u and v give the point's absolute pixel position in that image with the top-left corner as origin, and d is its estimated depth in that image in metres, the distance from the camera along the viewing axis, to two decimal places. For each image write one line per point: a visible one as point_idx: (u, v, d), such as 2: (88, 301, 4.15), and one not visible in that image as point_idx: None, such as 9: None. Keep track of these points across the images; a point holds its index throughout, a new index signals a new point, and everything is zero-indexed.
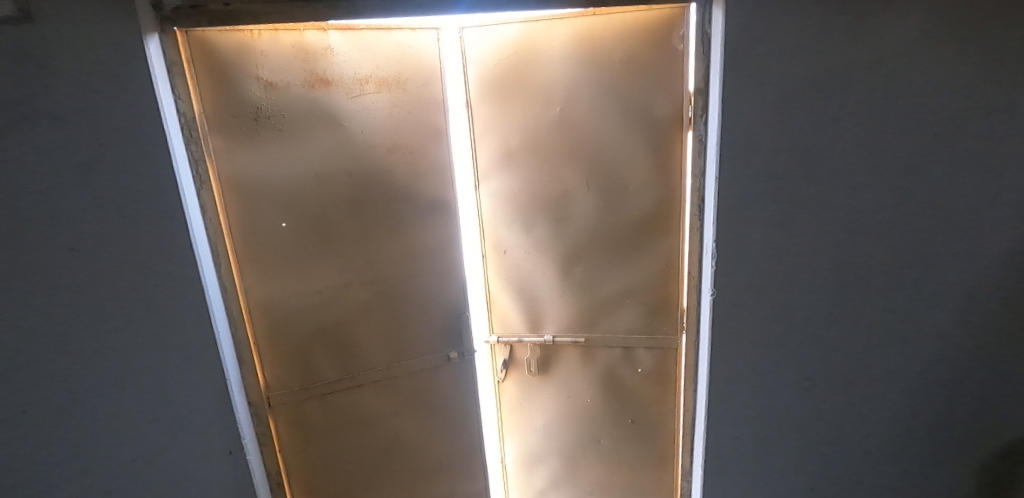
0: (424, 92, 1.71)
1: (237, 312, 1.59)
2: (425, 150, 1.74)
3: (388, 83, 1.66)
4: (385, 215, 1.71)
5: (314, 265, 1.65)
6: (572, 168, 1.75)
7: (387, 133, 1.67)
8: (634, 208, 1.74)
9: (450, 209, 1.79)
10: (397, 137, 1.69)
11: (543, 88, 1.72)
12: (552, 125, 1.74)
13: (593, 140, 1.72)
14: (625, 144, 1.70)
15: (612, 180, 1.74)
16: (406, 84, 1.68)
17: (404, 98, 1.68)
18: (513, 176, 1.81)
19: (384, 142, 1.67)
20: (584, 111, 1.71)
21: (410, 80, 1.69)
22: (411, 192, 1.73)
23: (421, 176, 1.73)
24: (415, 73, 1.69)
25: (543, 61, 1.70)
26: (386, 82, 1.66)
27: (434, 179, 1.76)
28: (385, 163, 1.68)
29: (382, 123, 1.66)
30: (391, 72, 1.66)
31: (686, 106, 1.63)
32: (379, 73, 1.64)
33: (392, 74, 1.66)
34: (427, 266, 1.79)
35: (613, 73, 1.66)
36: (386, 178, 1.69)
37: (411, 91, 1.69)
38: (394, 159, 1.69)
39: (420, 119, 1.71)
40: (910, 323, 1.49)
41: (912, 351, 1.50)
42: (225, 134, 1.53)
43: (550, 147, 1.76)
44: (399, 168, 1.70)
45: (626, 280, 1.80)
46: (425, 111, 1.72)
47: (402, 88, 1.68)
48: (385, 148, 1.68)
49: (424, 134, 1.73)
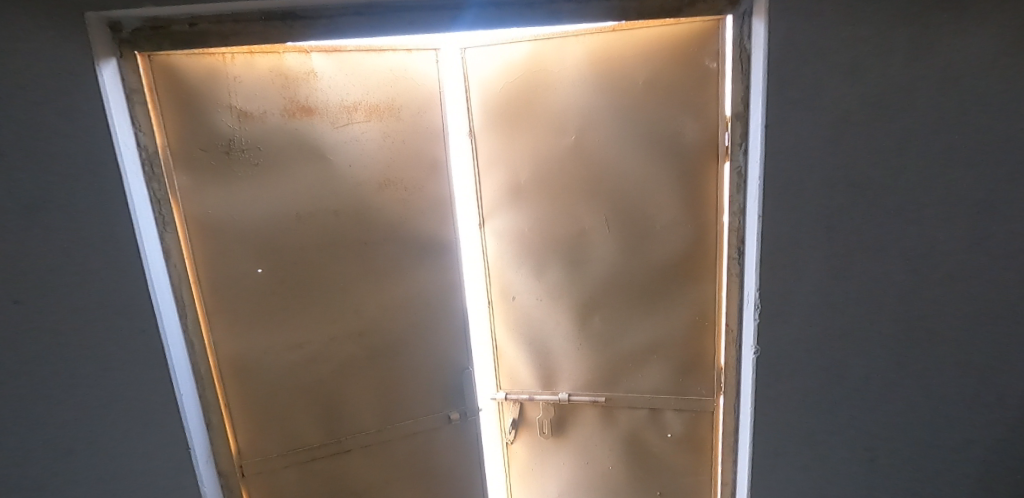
0: (421, 120, 1.52)
1: (205, 370, 1.41)
2: (423, 185, 1.54)
3: (378, 111, 1.47)
4: (376, 259, 1.51)
5: (293, 315, 1.47)
6: (589, 206, 1.53)
7: (378, 167, 1.48)
8: (659, 251, 1.51)
9: (450, 250, 1.59)
10: (389, 171, 1.50)
11: (554, 115, 1.51)
12: (565, 155, 1.52)
13: (613, 173, 1.50)
14: (649, 177, 1.48)
15: (635, 219, 1.51)
16: (400, 112, 1.49)
17: (397, 127, 1.49)
18: (522, 215, 1.59)
19: (374, 177, 1.48)
20: (602, 140, 1.49)
21: (405, 107, 1.50)
22: (405, 233, 1.53)
23: (417, 215, 1.54)
24: (410, 99, 1.50)
25: (554, 84, 1.49)
26: (377, 109, 1.47)
27: (432, 218, 1.55)
28: (375, 201, 1.49)
29: (371, 155, 1.47)
30: (383, 98, 1.47)
31: (722, 133, 1.41)
32: (369, 100, 1.46)
33: (384, 101, 1.47)
34: (424, 315, 1.58)
35: (635, 97, 1.45)
36: (376, 217, 1.50)
37: (406, 120, 1.50)
38: (386, 196, 1.50)
39: (416, 151, 1.52)
40: (989, 386, 1.25)
41: (992, 419, 1.26)
42: (193, 170, 1.35)
43: (564, 180, 1.53)
44: (391, 206, 1.50)
45: (652, 332, 1.56)
46: (422, 141, 1.52)
47: (395, 116, 1.49)
48: (376, 184, 1.48)
49: (421, 168, 1.53)
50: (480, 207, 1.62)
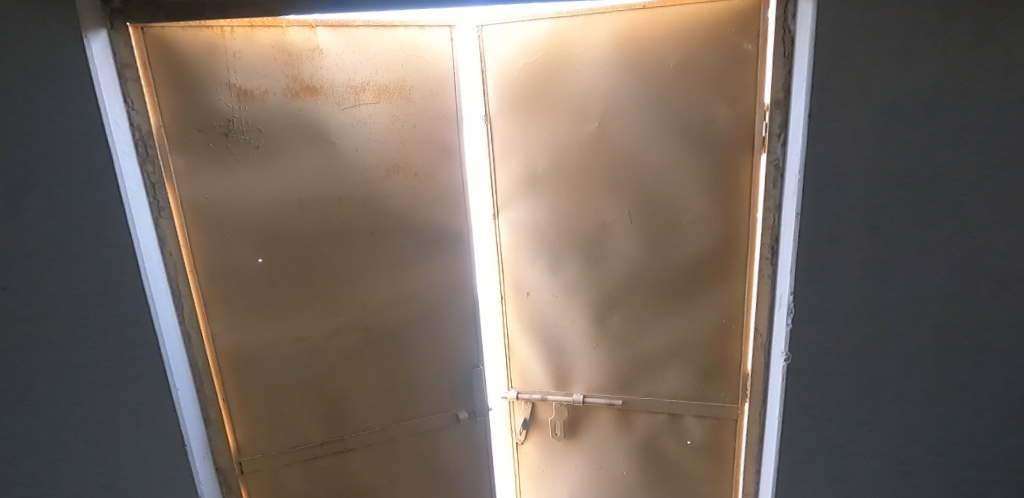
0: (432, 102, 1.42)
1: (203, 362, 1.34)
2: (434, 172, 1.44)
3: (387, 92, 1.37)
4: (382, 249, 1.43)
5: (294, 307, 1.39)
6: (610, 199, 1.43)
7: (386, 152, 1.39)
8: (685, 249, 1.41)
9: (461, 241, 1.49)
10: (398, 157, 1.40)
11: (576, 99, 1.40)
12: (587, 143, 1.41)
13: (638, 164, 1.39)
14: (677, 169, 1.38)
15: (660, 214, 1.41)
16: (411, 94, 1.39)
17: (408, 110, 1.39)
18: (539, 207, 1.48)
19: (382, 162, 1.39)
20: (627, 127, 1.38)
21: (417, 88, 1.40)
22: (414, 223, 1.44)
23: (428, 203, 1.44)
24: (422, 79, 1.40)
25: (577, 66, 1.38)
26: (386, 90, 1.37)
27: (444, 208, 1.46)
28: (383, 188, 1.40)
29: (378, 139, 1.38)
30: (392, 78, 1.37)
31: (758, 123, 1.31)
32: (378, 80, 1.36)
33: (394, 81, 1.37)
34: (433, 310, 1.50)
35: (664, 81, 1.35)
36: (383, 205, 1.40)
37: (417, 102, 1.40)
38: (394, 183, 1.41)
39: (428, 135, 1.42)
40: None
41: None
42: (189, 152, 1.26)
43: (585, 169, 1.43)
44: (400, 193, 1.41)
45: (675, 335, 1.46)
46: (434, 125, 1.42)
47: (405, 98, 1.39)
48: (384, 170, 1.39)
49: (432, 154, 1.43)
50: (494, 197, 1.52)
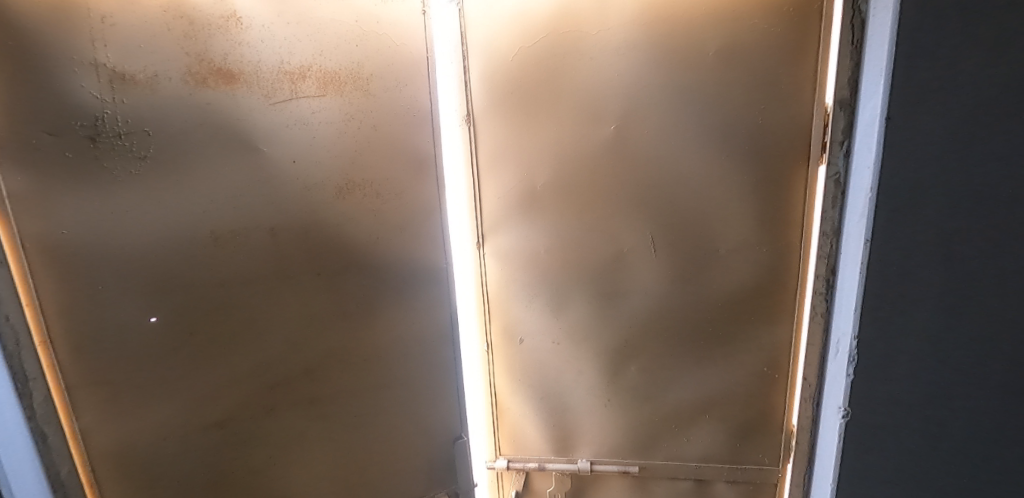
0: (397, 96, 1.05)
1: (67, 473, 0.90)
2: (402, 190, 1.08)
3: (335, 81, 0.99)
4: (333, 296, 1.05)
5: (208, 383, 0.98)
6: (629, 222, 1.13)
7: (335, 163, 1.01)
8: (722, 284, 1.13)
9: (439, 278, 1.15)
10: (352, 171, 1.02)
11: (588, 95, 1.09)
12: (601, 151, 1.11)
13: (666, 178, 1.10)
14: (714, 184, 1.09)
15: (692, 241, 1.12)
16: (369, 84, 1.02)
17: (364, 106, 1.02)
18: (538, 233, 1.17)
19: (331, 178, 1.01)
20: (651, 131, 1.09)
21: (376, 77, 1.03)
22: (376, 259, 1.07)
23: (395, 232, 1.08)
24: (383, 64, 1.03)
25: (590, 52, 1.07)
26: (334, 79, 0.99)
27: (416, 237, 1.10)
28: (333, 214, 1.02)
29: (325, 146, 1.00)
30: (342, 62, 0.99)
31: (817, 127, 1.05)
32: (321, 64, 0.98)
33: (345, 67, 1.00)
34: (402, 370, 1.14)
35: (698, 73, 1.06)
36: (336, 237, 1.03)
37: (378, 95, 1.03)
38: (349, 206, 1.03)
39: (393, 140, 1.05)
40: None
41: None
42: (32, 166, 0.82)
43: (599, 185, 1.12)
44: (357, 220, 1.04)
45: (705, 386, 1.19)
46: (401, 127, 1.06)
47: (359, 89, 1.01)
48: (336, 188, 1.01)
49: (399, 166, 1.07)
50: (478, 220, 1.19)
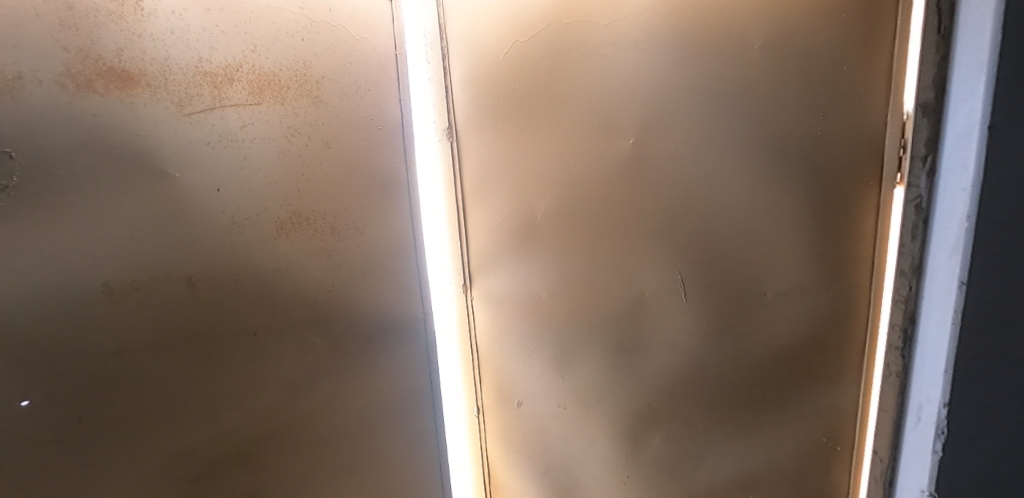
0: (356, 104, 0.84)
1: None
2: (362, 221, 0.87)
3: (274, 85, 0.77)
4: (272, 362, 0.81)
5: (109, 485, 0.71)
6: (645, 258, 0.90)
7: (273, 192, 0.79)
8: (767, 337, 0.89)
9: (410, 329, 0.94)
10: (296, 199, 0.81)
11: (599, 101, 0.87)
12: (612, 171, 0.88)
13: (699, 204, 0.87)
14: (760, 212, 0.85)
15: (729, 283, 0.88)
16: (317, 88, 0.81)
17: (314, 116, 0.81)
18: (536, 272, 0.95)
19: (269, 210, 0.79)
20: (680, 146, 0.85)
21: (328, 80, 0.82)
22: (329, 311, 0.85)
23: (356, 275, 0.87)
24: (337, 62, 0.82)
25: (601, 47, 0.85)
26: (272, 82, 0.77)
27: (383, 280, 0.90)
28: (270, 256, 0.79)
29: (261, 169, 0.78)
30: (282, 60, 0.78)
31: (892, 139, 0.79)
32: (254, 62, 0.76)
33: (287, 66, 0.78)
34: (366, 447, 0.91)
35: (742, 71, 0.81)
36: (275, 286, 0.80)
37: (330, 102, 0.82)
38: (294, 244, 0.81)
39: (351, 160, 0.85)
40: None
41: None
42: None
43: (612, 213, 0.90)
44: (305, 263, 0.82)
45: (749, 465, 0.94)
46: (362, 145, 0.86)
47: (306, 95, 0.80)
48: (278, 224, 0.80)
49: (358, 192, 0.86)
50: (464, 254, 0.98)
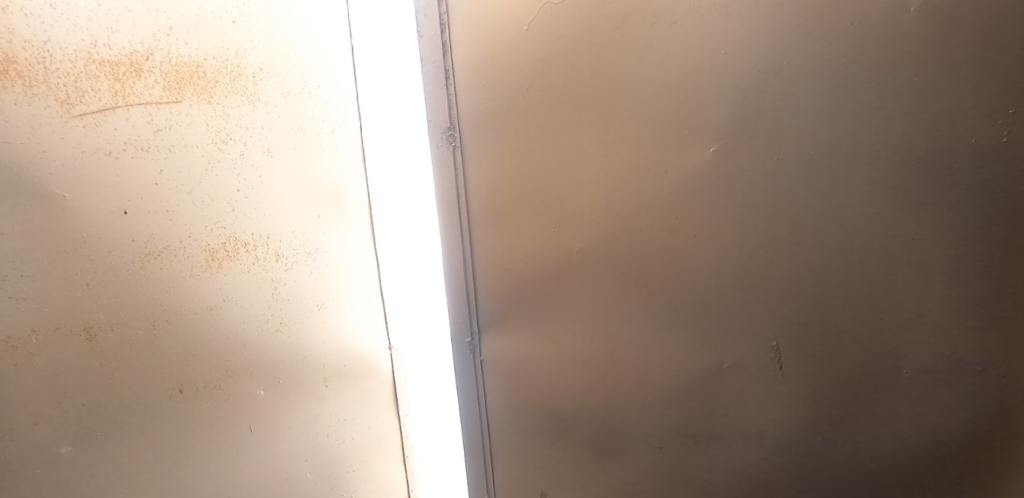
0: (303, 101, 0.64)
1: None
2: (319, 245, 0.66)
3: (196, 78, 0.54)
4: (206, 452, 0.53)
5: None
6: (725, 315, 0.61)
7: (203, 218, 0.54)
8: (904, 442, 0.57)
9: (375, 367, 0.73)
10: (233, 222, 0.57)
11: (666, 90, 0.58)
12: (679, 186, 0.59)
13: (810, 242, 0.57)
14: (906, 256, 0.55)
15: (855, 360, 0.58)
16: (252, 83, 0.59)
17: (250, 119, 0.58)
18: (577, 333, 0.66)
19: (196, 236, 0.54)
20: (786, 154, 0.56)
21: (266, 73, 0.60)
22: (286, 375, 0.61)
23: (309, 310, 0.65)
24: (271, 45, 0.61)
25: (672, 10, 0.57)
26: (192, 75, 0.53)
27: (353, 317, 0.70)
28: (203, 299, 0.54)
29: (187, 197, 0.53)
30: (205, 46, 0.55)
31: None
32: (169, 48, 0.52)
33: (212, 53, 0.55)
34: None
35: (887, 42, 0.52)
36: (210, 341, 0.55)
37: (269, 99, 0.60)
38: (231, 280, 0.56)
39: (302, 170, 0.64)
40: None
41: None
42: None
43: (676, 251, 0.61)
44: (252, 316, 0.58)
45: None
46: (314, 149, 0.65)
47: (234, 96, 0.57)
48: (211, 270, 0.55)
49: (306, 199, 0.64)
50: (472, 305, 0.70)
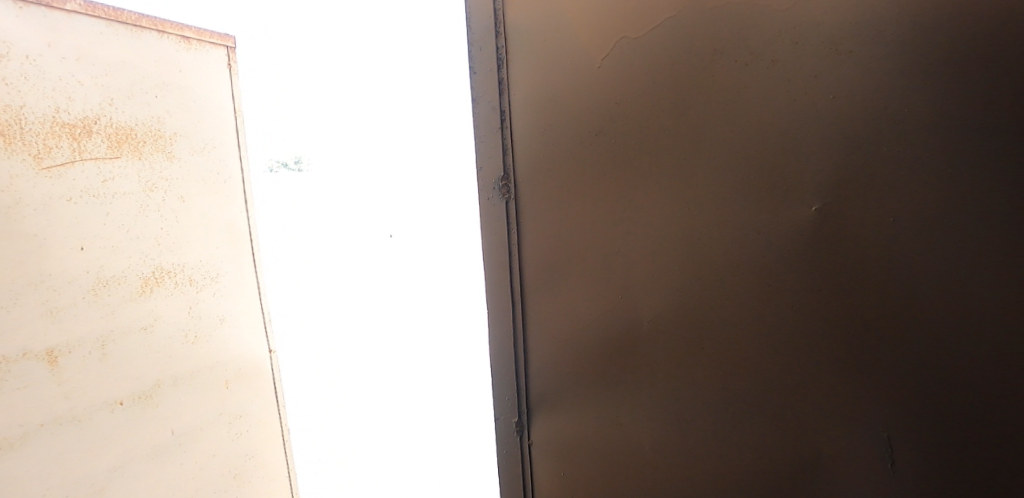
0: (206, 163, 0.98)
1: None
2: (215, 271, 0.99)
3: (132, 140, 0.87)
4: (133, 432, 0.88)
5: None
6: (825, 399, 0.51)
7: (128, 242, 0.85)
8: None
9: (263, 362, 1.10)
10: (157, 251, 0.90)
11: (763, 141, 0.50)
12: (776, 247, 0.51)
13: (931, 320, 0.48)
14: None
15: (981, 463, 0.48)
16: (169, 143, 0.92)
17: (166, 172, 0.91)
18: (647, 416, 0.57)
19: (132, 267, 0.86)
20: (907, 220, 0.48)
21: (178, 139, 0.94)
22: (211, 357, 0.99)
23: (213, 321, 0.99)
24: (186, 122, 0.95)
25: (776, 51, 0.49)
26: (129, 136, 0.86)
27: (222, 325, 1.01)
28: (134, 314, 0.87)
29: (119, 224, 0.84)
30: (139, 117, 0.88)
31: None
32: (112, 117, 0.84)
33: (142, 123, 0.88)
34: (261, 463, 1.11)
35: None
36: (140, 346, 0.88)
37: (182, 158, 0.94)
38: (155, 302, 0.90)
39: (202, 215, 0.97)
40: None
41: None
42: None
43: (769, 326, 0.52)
44: (163, 312, 0.91)
45: None
46: (211, 201, 0.99)
47: (201, 158, 0.98)
48: (136, 282, 0.87)
49: (236, 249, 1.04)
50: (520, 381, 0.60)
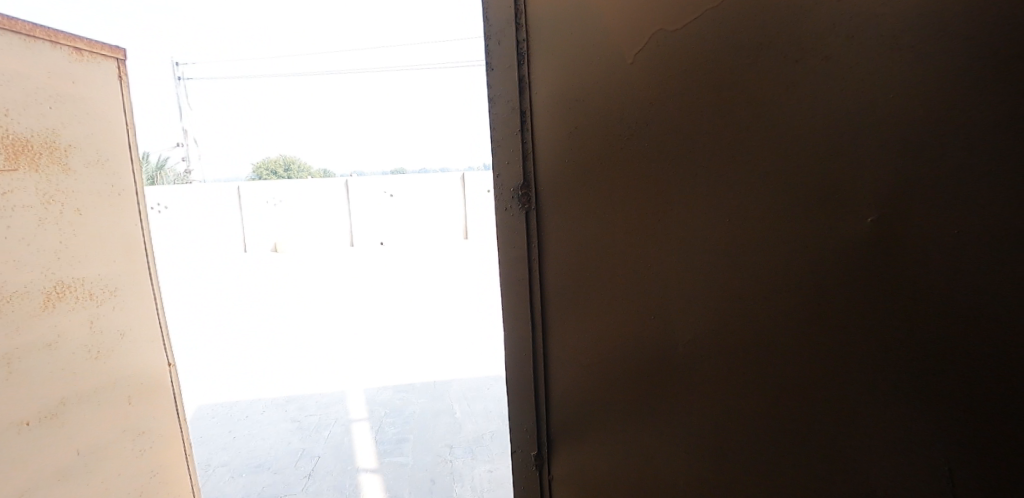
0: (103, 174, 0.93)
1: None
2: (117, 286, 0.94)
3: (28, 151, 0.83)
4: (42, 456, 0.83)
5: None
6: (846, 399, 0.53)
7: (29, 256, 0.82)
8: None
9: (168, 382, 1.05)
10: (56, 267, 0.85)
11: (785, 148, 0.52)
12: (798, 250, 0.52)
13: (941, 319, 0.50)
14: None
15: (991, 456, 0.51)
16: (67, 154, 0.88)
17: (66, 184, 0.87)
18: (672, 421, 0.57)
19: (31, 284, 0.82)
20: (921, 225, 0.50)
21: (76, 149, 0.89)
22: (122, 375, 0.94)
23: (118, 339, 0.94)
24: (83, 132, 0.91)
25: (798, 62, 0.51)
26: (24, 148, 0.82)
27: (129, 343, 0.96)
28: (34, 332, 0.82)
29: (18, 239, 0.81)
30: (33, 128, 0.84)
31: None
32: (7, 127, 0.80)
33: (36, 133, 0.84)
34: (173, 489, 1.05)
35: None
36: (43, 365, 0.83)
37: (81, 170, 0.90)
38: (56, 317, 0.85)
39: (102, 229, 0.92)
40: None
41: None
42: None
43: (790, 328, 0.54)
44: (68, 328, 0.87)
45: None
46: (111, 214, 0.94)
47: (103, 167, 0.94)
48: (35, 297, 0.83)
49: (133, 258, 0.98)
50: (540, 394, 0.59)
